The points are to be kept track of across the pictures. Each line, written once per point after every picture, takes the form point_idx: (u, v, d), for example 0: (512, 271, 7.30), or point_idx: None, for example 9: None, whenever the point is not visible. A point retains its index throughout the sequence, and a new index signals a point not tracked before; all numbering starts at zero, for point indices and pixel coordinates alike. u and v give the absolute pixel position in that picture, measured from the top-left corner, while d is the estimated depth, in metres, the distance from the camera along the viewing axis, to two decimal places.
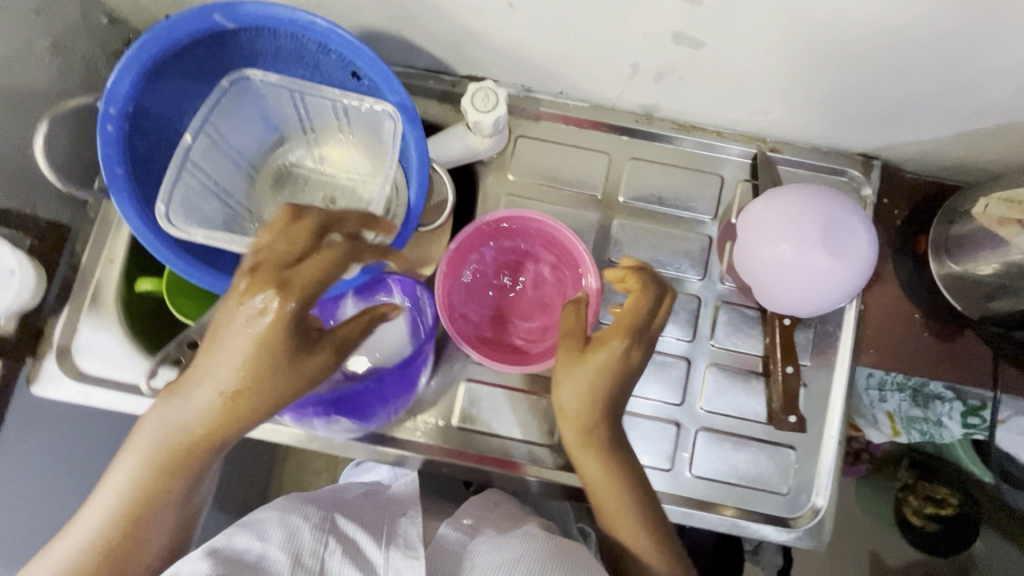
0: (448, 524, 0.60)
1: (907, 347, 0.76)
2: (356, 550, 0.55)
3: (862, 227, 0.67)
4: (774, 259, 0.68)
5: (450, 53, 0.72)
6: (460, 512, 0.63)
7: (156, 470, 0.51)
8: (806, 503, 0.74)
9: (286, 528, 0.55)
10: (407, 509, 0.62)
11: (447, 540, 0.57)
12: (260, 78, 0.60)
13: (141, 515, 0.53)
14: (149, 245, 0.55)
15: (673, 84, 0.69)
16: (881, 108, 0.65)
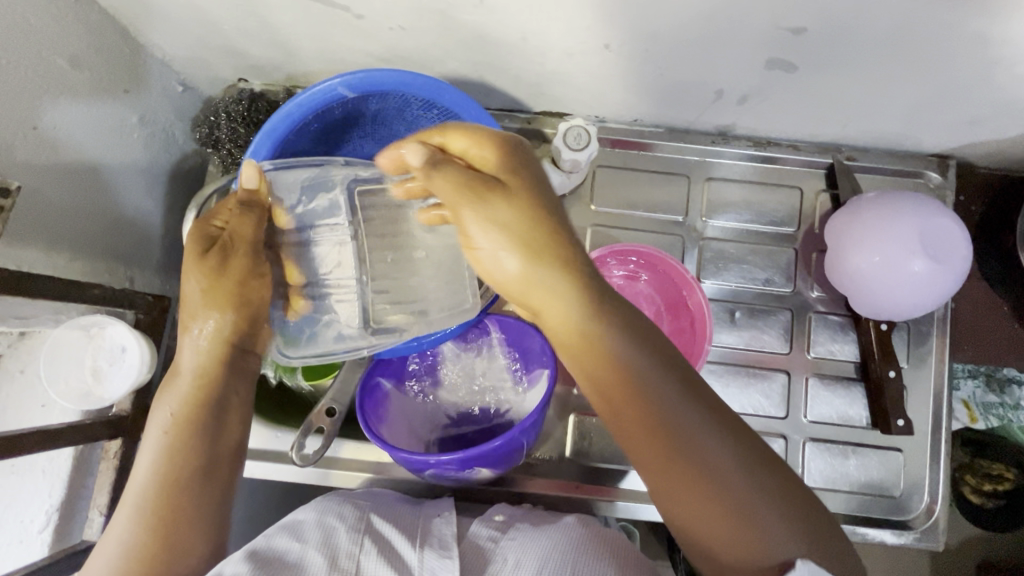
0: (481, 523, 0.62)
1: (1002, 340, 0.77)
2: (392, 551, 0.57)
3: (957, 233, 0.69)
4: (870, 269, 0.69)
5: (530, 93, 0.73)
6: (493, 512, 0.65)
7: (185, 427, 0.54)
8: (919, 504, 0.74)
9: (321, 530, 0.57)
10: (441, 511, 0.65)
11: (480, 538, 0.60)
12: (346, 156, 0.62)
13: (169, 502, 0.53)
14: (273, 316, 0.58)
15: (755, 105, 0.70)
16: (967, 113, 0.67)
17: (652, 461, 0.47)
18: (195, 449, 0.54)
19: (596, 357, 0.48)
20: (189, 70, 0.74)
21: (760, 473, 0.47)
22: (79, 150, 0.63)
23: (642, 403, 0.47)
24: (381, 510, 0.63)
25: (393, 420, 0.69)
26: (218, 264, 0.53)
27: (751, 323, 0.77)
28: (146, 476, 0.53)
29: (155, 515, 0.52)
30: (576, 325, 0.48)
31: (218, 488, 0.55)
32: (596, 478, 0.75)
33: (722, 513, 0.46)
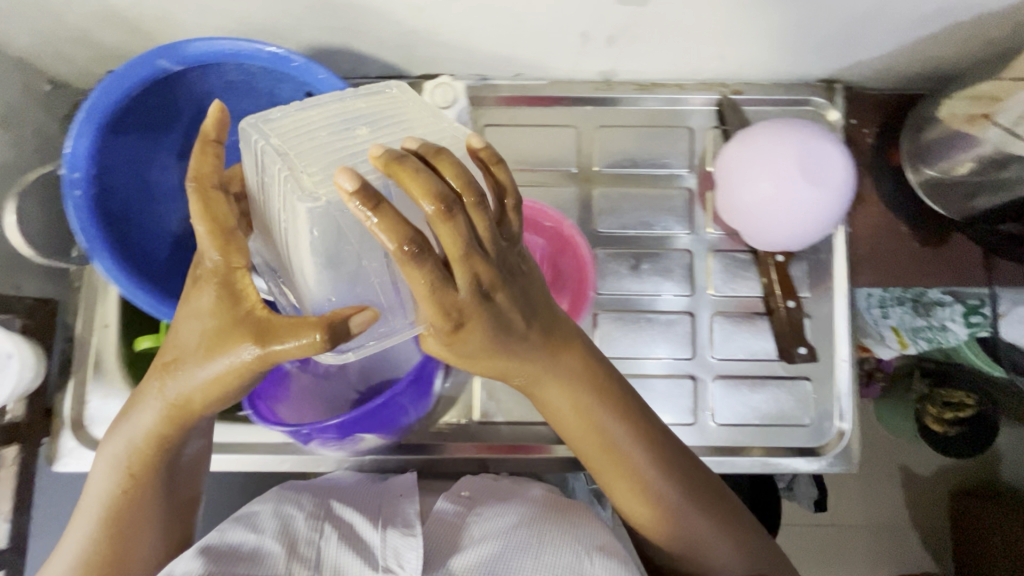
0: (447, 498, 0.63)
1: (903, 261, 0.77)
2: (355, 537, 0.57)
3: (836, 151, 0.68)
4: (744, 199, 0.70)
5: (402, 56, 0.72)
6: (458, 487, 0.66)
7: (138, 481, 0.54)
8: (830, 430, 0.75)
9: (279, 520, 0.57)
10: (405, 492, 0.65)
11: (446, 514, 0.61)
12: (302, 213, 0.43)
13: (127, 539, 0.55)
14: (116, 283, 0.56)
15: (626, 44, 0.69)
16: (835, 31, 0.66)
17: (649, 523, 0.57)
18: (154, 490, 0.55)
19: (600, 455, 0.56)
20: (54, 66, 0.72)
21: (699, 497, 0.57)
22: None
23: (638, 468, 0.56)
24: (339, 498, 0.63)
25: (293, 400, 0.70)
26: (223, 375, 0.47)
27: (652, 268, 0.77)
28: (103, 510, 0.55)
29: (104, 545, 0.54)
30: (604, 414, 0.55)
31: (184, 520, 0.59)
32: (509, 436, 0.75)
33: (670, 514, 0.56)
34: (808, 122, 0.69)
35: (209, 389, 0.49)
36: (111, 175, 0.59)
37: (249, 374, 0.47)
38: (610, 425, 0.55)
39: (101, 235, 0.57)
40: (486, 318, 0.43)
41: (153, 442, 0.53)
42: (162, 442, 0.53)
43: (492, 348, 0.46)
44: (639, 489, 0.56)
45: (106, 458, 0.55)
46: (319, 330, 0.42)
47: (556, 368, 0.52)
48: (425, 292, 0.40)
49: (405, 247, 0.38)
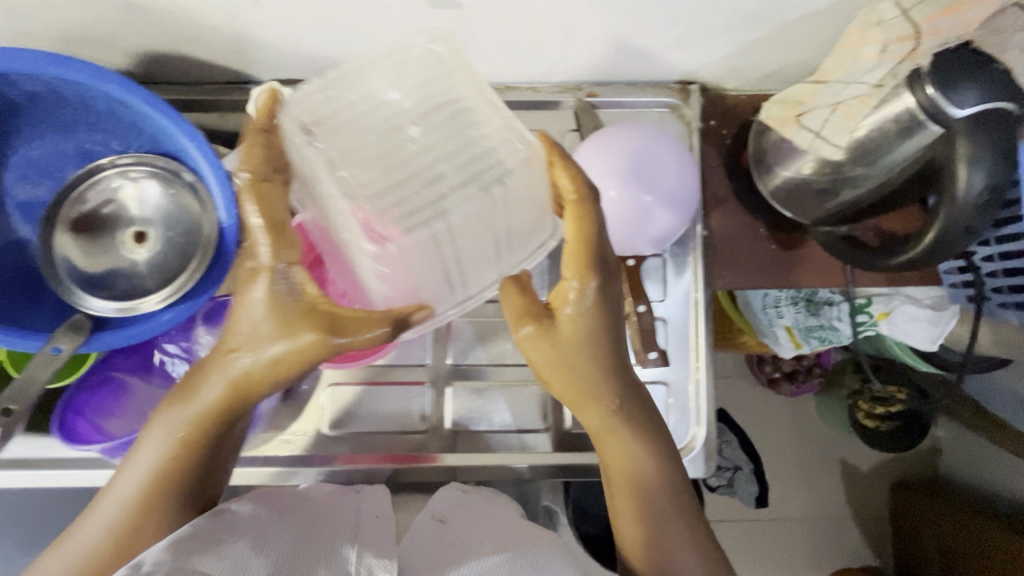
0: (419, 519, 0.56)
1: (761, 263, 0.76)
2: (338, 564, 0.48)
3: (669, 156, 0.67)
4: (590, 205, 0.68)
5: (238, 61, 0.70)
6: (429, 507, 0.58)
7: (192, 446, 0.52)
8: (687, 433, 0.74)
9: (258, 541, 0.47)
10: (380, 509, 0.55)
11: (424, 527, 0.55)
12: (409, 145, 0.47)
13: (145, 520, 0.50)
14: None
15: (463, 47, 0.68)
16: (667, 33, 0.65)
17: (635, 528, 0.55)
18: (198, 464, 0.52)
19: (615, 447, 0.57)
20: None
21: (681, 505, 0.56)
22: None
23: (643, 477, 0.56)
24: (335, 521, 0.53)
25: (129, 415, 0.68)
26: (296, 360, 0.50)
27: None
28: (143, 481, 0.50)
29: (123, 530, 0.49)
30: (611, 443, 0.57)
31: (201, 513, 0.53)
32: (363, 445, 0.74)
33: (655, 550, 0.54)
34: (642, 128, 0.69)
35: (240, 382, 0.51)
36: None
37: (257, 381, 0.51)
38: (619, 451, 0.57)
39: None
40: (601, 298, 0.54)
41: (228, 409, 0.52)
42: (213, 434, 0.52)
43: (582, 346, 0.54)
44: (636, 482, 0.56)
45: (158, 420, 0.52)
46: (393, 317, 0.50)
47: (603, 349, 0.55)
48: (575, 221, 0.53)
49: (586, 213, 0.53)
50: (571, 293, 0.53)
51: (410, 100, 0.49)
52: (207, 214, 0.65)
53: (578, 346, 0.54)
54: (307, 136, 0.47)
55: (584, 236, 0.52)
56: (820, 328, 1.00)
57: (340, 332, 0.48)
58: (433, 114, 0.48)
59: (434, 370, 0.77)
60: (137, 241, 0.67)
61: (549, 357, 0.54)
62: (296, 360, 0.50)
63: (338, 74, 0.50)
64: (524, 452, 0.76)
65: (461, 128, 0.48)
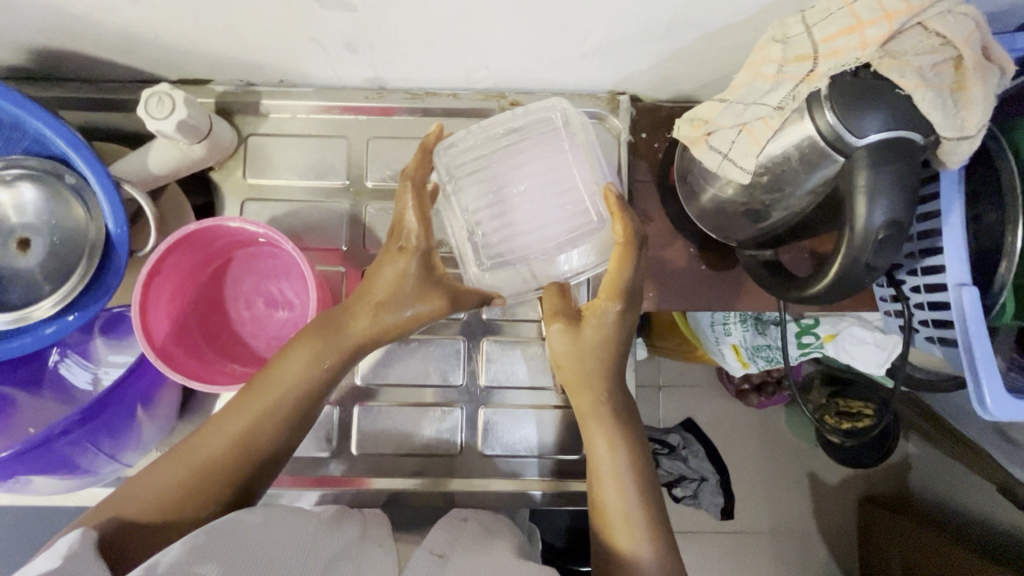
0: (424, 547, 0.54)
1: (690, 284, 0.72)
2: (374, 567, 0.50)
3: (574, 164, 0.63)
4: (523, 208, 0.63)
5: (136, 61, 0.66)
6: (430, 538, 0.55)
7: (279, 398, 0.55)
8: None
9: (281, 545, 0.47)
10: (381, 540, 0.55)
11: (427, 552, 0.53)
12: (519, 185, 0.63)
13: (226, 462, 0.52)
14: None
15: (372, 52, 0.64)
16: (584, 44, 0.61)
17: (610, 522, 0.55)
18: (289, 415, 0.55)
19: (604, 428, 0.58)
20: None
21: (655, 509, 0.56)
22: None
23: (623, 482, 0.56)
24: (360, 530, 0.55)
25: (9, 431, 0.65)
26: (387, 324, 0.57)
27: None
28: (228, 429, 0.53)
29: (168, 492, 0.49)
30: (594, 422, 0.59)
31: (273, 466, 0.55)
32: None
33: (631, 524, 0.54)
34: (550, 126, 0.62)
35: (378, 332, 0.58)
36: None
37: (366, 342, 0.58)
38: (598, 443, 0.58)
39: None
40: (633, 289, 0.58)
41: (297, 375, 0.56)
42: (286, 412, 0.55)
43: (604, 341, 0.59)
44: (637, 461, 0.57)
45: (291, 356, 0.56)
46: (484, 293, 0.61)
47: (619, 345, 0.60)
48: (620, 253, 0.57)
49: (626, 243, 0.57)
50: (607, 312, 0.58)
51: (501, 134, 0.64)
52: (92, 220, 0.61)
53: (591, 351, 0.58)
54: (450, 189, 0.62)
55: (618, 275, 0.57)
56: (767, 348, 0.98)
57: (457, 302, 0.59)
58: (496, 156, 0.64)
59: (344, 388, 0.73)
60: (20, 248, 0.63)
61: (586, 338, 0.58)
62: (393, 325, 0.58)
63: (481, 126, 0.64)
64: (440, 476, 0.72)
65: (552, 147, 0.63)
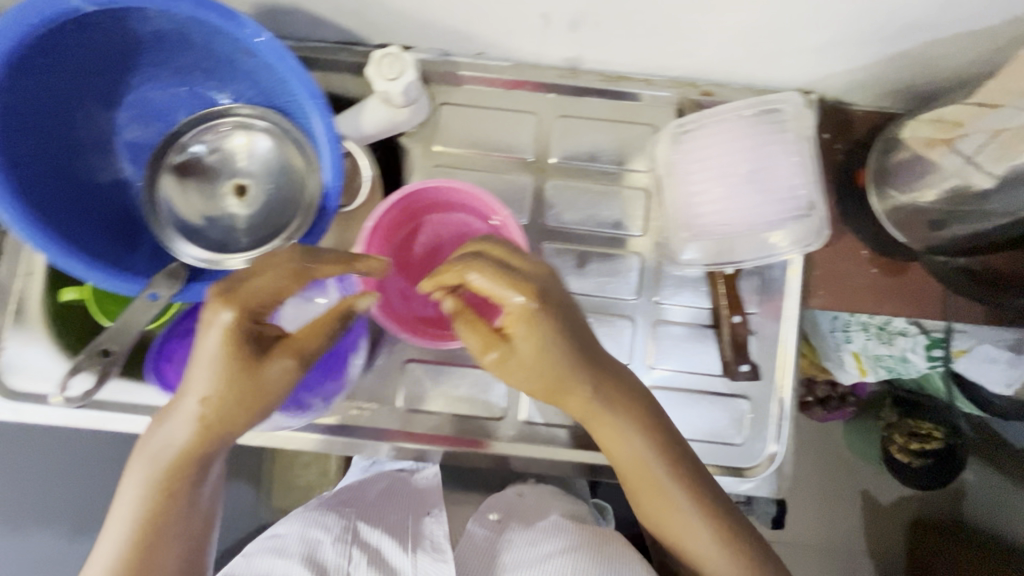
0: (474, 521, 0.66)
1: (858, 286, 0.74)
2: (381, 559, 0.59)
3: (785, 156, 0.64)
4: (722, 194, 0.64)
5: (356, 22, 0.68)
6: (487, 508, 0.69)
7: (169, 476, 0.53)
8: (763, 452, 0.72)
9: (306, 545, 0.59)
10: (432, 510, 0.67)
11: (476, 537, 0.64)
12: (725, 178, 0.63)
13: (147, 539, 0.54)
14: (21, 233, 0.54)
15: (589, 31, 0.66)
16: (806, 39, 0.62)
17: (671, 523, 0.59)
18: (176, 494, 0.53)
19: (642, 466, 0.58)
20: None
21: (719, 524, 0.58)
22: None
23: (674, 502, 0.58)
24: (367, 517, 0.64)
25: None
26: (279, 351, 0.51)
27: (601, 269, 0.74)
28: (127, 511, 0.54)
29: (140, 538, 0.53)
30: (570, 397, 0.56)
31: (196, 530, 0.57)
32: (437, 425, 0.73)
33: (682, 538, 0.59)
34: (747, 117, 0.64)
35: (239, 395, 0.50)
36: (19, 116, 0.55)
37: (235, 399, 0.50)
38: (627, 454, 0.59)
39: (12, 179, 0.55)
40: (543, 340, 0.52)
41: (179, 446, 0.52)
42: (183, 474, 0.53)
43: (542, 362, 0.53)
44: (669, 486, 0.58)
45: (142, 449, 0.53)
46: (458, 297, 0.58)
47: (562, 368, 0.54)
48: (494, 270, 0.52)
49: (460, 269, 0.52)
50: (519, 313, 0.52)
51: (708, 123, 0.63)
52: (313, 171, 0.63)
53: (542, 358, 0.53)
54: (665, 176, 0.68)
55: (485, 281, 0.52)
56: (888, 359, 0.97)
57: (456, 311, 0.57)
58: (699, 147, 0.64)
59: None
60: (237, 192, 0.65)
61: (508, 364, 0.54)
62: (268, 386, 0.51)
63: (694, 118, 0.65)
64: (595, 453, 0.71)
65: (755, 141, 0.63)
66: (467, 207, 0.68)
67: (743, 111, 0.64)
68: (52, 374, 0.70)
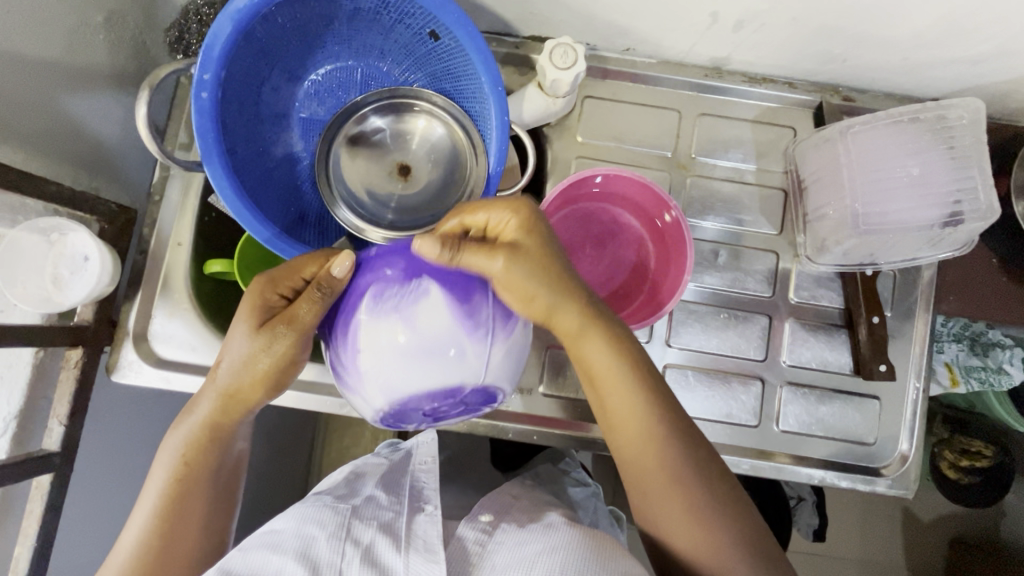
0: (466, 522, 0.55)
1: (990, 294, 0.75)
2: (375, 557, 0.49)
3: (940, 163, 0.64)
4: (877, 197, 0.65)
5: (518, 12, 0.70)
6: (478, 509, 0.57)
7: (193, 458, 0.57)
8: (892, 452, 0.74)
9: (301, 540, 0.49)
10: (427, 505, 0.56)
11: (466, 540, 0.52)
12: (880, 183, 0.65)
13: (173, 517, 0.55)
14: (223, 195, 0.55)
15: (751, 32, 0.67)
16: (969, 50, 0.64)
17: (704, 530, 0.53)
18: (202, 471, 0.57)
19: (636, 431, 0.56)
20: None
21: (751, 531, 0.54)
22: (43, 45, 0.59)
23: (692, 495, 0.54)
24: (360, 512, 0.54)
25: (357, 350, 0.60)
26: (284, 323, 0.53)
27: (737, 265, 0.75)
28: (195, 479, 0.57)
29: (169, 503, 0.56)
30: (589, 341, 0.55)
31: (215, 516, 0.58)
32: (574, 413, 0.73)
33: (706, 524, 0.53)
34: (903, 125, 0.65)
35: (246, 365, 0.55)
36: (231, 82, 0.57)
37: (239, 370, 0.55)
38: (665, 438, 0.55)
39: (221, 143, 0.56)
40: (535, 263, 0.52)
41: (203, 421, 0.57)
42: (201, 455, 0.57)
43: (544, 281, 0.52)
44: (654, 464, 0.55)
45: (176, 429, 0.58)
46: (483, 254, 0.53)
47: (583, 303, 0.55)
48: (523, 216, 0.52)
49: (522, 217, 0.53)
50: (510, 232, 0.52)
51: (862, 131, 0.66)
52: (478, 156, 0.63)
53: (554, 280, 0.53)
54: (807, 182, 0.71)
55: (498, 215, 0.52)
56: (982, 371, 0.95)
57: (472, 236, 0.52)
58: (845, 155, 0.66)
59: (652, 349, 0.74)
60: (401, 173, 0.67)
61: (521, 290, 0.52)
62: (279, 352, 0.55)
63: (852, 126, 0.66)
64: (730, 445, 0.72)
65: (901, 145, 0.65)
66: (630, 203, 0.73)
67: (900, 119, 0.65)
68: (198, 343, 0.71)
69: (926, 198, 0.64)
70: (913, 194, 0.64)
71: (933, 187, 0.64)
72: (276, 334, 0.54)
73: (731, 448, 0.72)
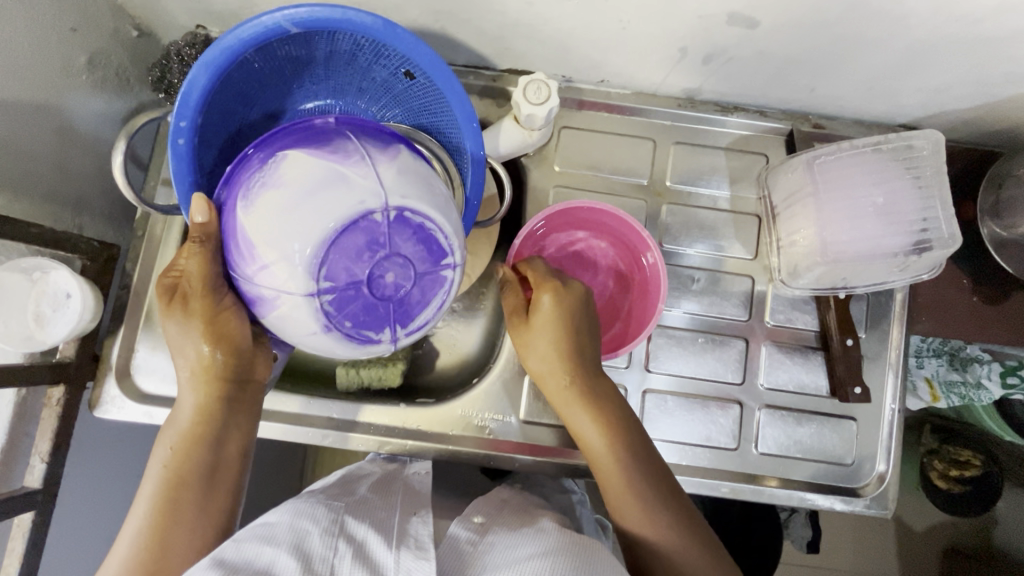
0: (458, 523, 0.55)
1: (962, 314, 0.76)
2: (367, 555, 0.48)
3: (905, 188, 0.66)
4: (846, 224, 0.66)
5: (494, 48, 0.72)
6: (471, 511, 0.57)
7: (184, 455, 0.55)
8: (870, 472, 0.75)
9: (295, 534, 0.48)
10: (417, 510, 0.56)
11: (458, 540, 0.52)
12: (848, 208, 0.67)
13: (171, 515, 0.53)
14: None
15: (721, 65, 0.69)
16: (930, 81, 0.66)
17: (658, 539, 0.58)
18: (196, 464, 0.55)
19: (607, 468, 0.62)
20: (145, 15, 0.71)
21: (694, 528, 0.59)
22: (27, 89, 0.60)
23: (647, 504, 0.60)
24: (353, 512, 0.54)
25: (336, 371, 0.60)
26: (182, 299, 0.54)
27: (714, 290, 0.76)
28: (185, 479, 0.55)
29: (160, 509, 0.53)
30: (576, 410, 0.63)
31: (217, 509, 0.56)
32: (556, 439, 0.74)
33: (665, 529, 0.59)
34: (867, 153, 0.67)
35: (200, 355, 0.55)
36: (209, 126, 0.58)
37: (199, 357, 0.55)
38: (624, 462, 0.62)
39: (200, 187, 0.59)
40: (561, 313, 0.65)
41: (184, 416, 0.56)
42: (189, 449, 0.55)
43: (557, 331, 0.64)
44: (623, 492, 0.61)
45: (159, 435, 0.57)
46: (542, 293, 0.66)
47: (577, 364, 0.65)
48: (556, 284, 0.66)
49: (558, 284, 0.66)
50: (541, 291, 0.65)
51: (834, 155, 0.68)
52: (454, 190, 0.64)
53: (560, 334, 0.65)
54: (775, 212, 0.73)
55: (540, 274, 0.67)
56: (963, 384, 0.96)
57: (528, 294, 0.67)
58: (811, 182, 0.69)
59: (632, 375, 0.75)
60: None
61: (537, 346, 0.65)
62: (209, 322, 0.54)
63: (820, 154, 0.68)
64: (710, 468, 0.73)
65: (866, 172, 0.67)
66: (592, 226, 0.75)
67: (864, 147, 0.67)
68: None
69: (891, 225, 0.66)
70: (879, 220, 0.66)
71: (900, 212, 0.66)
72: (176, 310, 0.54)
73: (711, 471, 0.73)
